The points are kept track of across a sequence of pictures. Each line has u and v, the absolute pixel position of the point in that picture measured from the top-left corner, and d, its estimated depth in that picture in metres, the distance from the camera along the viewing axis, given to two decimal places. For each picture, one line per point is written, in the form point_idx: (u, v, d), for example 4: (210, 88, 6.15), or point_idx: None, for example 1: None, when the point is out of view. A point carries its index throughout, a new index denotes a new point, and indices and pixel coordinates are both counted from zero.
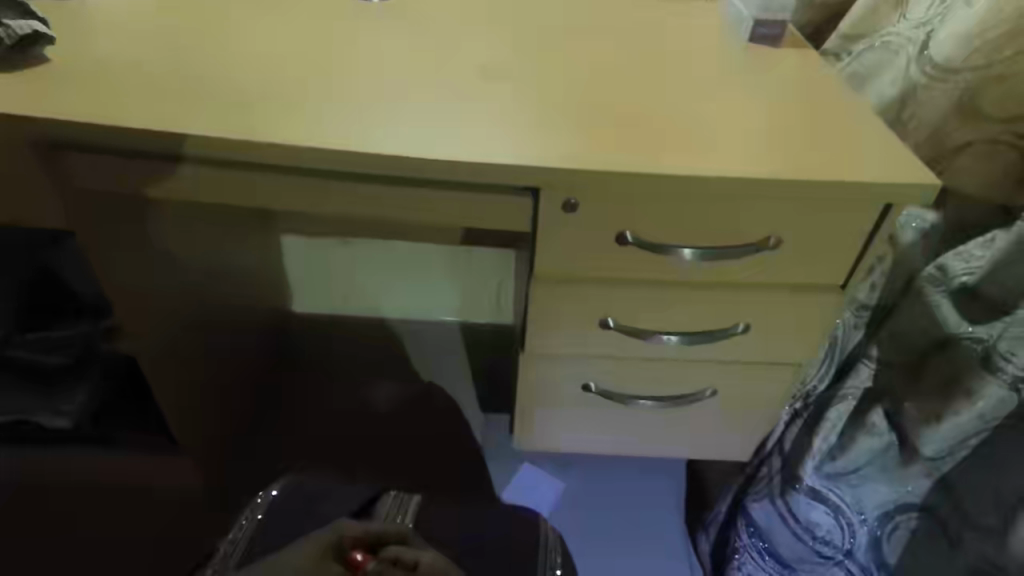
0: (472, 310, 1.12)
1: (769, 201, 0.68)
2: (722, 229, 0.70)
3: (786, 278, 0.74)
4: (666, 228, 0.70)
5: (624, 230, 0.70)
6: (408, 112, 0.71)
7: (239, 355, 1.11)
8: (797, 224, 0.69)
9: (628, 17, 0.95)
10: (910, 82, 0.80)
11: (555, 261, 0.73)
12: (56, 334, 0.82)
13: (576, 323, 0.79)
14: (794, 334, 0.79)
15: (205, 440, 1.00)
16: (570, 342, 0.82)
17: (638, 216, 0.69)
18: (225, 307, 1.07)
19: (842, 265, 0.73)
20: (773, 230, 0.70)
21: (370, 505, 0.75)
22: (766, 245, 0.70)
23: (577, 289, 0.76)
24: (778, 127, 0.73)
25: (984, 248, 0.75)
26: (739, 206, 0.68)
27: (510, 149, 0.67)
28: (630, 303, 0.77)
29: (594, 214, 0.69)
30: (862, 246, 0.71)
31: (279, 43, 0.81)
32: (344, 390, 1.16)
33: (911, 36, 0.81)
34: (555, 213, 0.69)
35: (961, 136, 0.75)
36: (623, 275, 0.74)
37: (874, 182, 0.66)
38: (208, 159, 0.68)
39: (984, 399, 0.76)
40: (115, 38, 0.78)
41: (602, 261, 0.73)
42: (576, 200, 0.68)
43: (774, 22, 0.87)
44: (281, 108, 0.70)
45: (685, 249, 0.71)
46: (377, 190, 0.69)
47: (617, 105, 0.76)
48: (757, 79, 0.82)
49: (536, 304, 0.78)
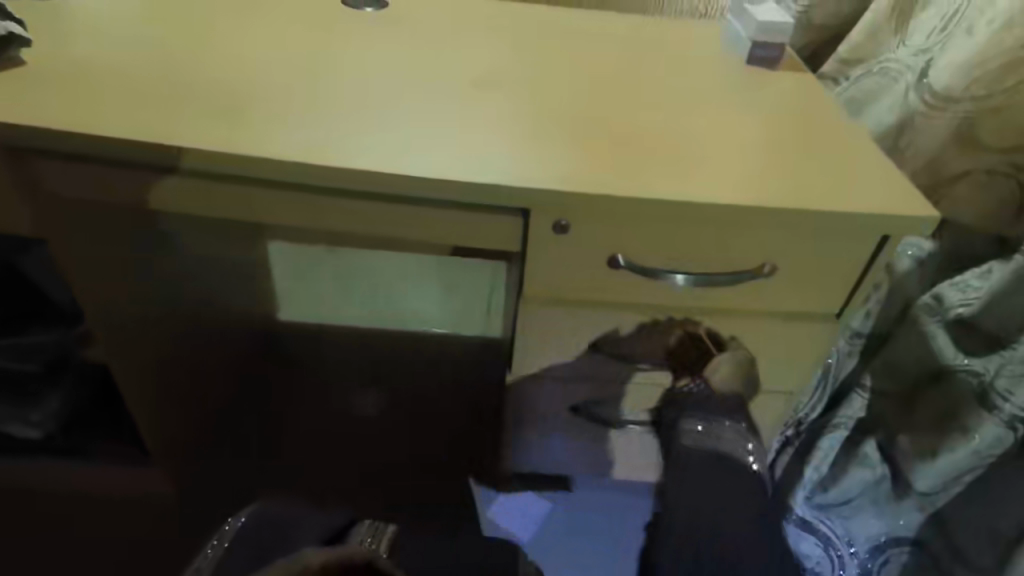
0: (467, 322, 1.04)
1: (765, 227, 0.66)
2: (717, 254, 0.68)
3: (780, 305, 0.72)
4: (659, 250, 0.68)
5: (616, 253, 0.68)
6: (396, 124, 0.69)
7: (217, 341, 1.06)
8: (794, 251, 0.68)
9: (625, 31, 0.93)
10: (909, 108, 0.79)
11: (544, 282, 0.71)
12: (26, 342, 0.89)
13: (565, 346, 0.78)
14: (789, 360, 0.78)
15: (165, 442, 1.00)
16: (562, 366, 0.81)
17: (631, 240, 0.67)
18: (226, 321, 1.05)
19: (837, 293, 0.71)
20: (769, 256, 0.68)
21: (344, 532, 0.64)
22: (762, 271, 0.69)
23: (567, 310, 0.74)
24: (774, 150, 0.72)
25: (982, 278, 0.75)
26: (733, 231, 0.66)
27: (496, 168, 0.64)
28: (620, 325, 0.75)
29: (584, 235, 0.67)
30: (858, 275, 0.69)
31: (265, 49, 0.79)
32: (341, 391, 1.10)
33: (910, 62, 0.79)
34: (545, 234, 0.67)
35: (959, 165, 0.75)
36: (614, 297, 0.72)
37: (873, 211, 0.64)
38: (204, 172, 0.65)
39: (980, 434, 0.76)
40: (98, 41, 0.76)
41: (594, 282, 0.71)
42: (566, 221, 0.66)
43: (773, 44, 0.86)
44: (264, 116, 0.67)
45: (678, 275, 0.69)
46: (363, 205, 0.67)
47: (613, 121, 0.74)
48: (755, 100, 0.80)
49: (524, 325, 0.76)
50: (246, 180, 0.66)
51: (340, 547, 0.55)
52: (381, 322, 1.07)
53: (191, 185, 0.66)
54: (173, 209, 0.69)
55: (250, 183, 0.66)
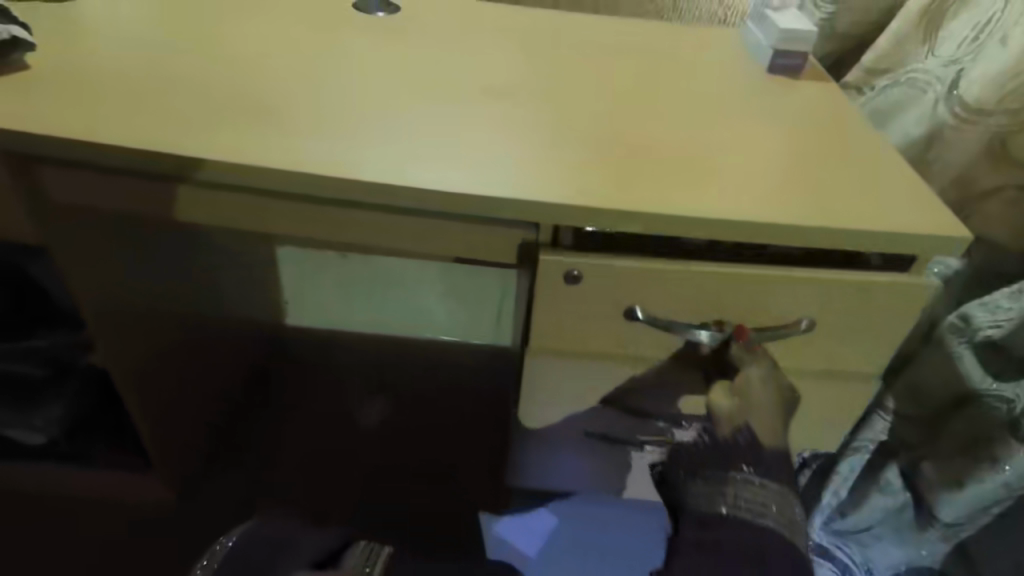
0: (479, 331, 1.12)
1: (793, 275, 0.63)
2: (741, 306, 0.65)
3: (803, 359, 0.71)
4: (679, 302, 0.65)
5: (634, 304, 0.65)
6: (406, 133, 0.67)
7: (226, 339, 1.14)
8: (822, 301, 0.65)
9: (640, 37, 0.91)
10: (937, 121, 0.76)
11: (553, 338, 0.69)
12: (33, 347, 0.87)
13: (578, 396, 0.77)
14: (817, 406, 0.75)
15: (165, 443, 1.01)
16: (573, 413, 0.79)
17: (647, 294, 0.65)
18: (196, 313, 1.05)
19: (866, 337, 0.68)
20: (796, 306, 0.65)
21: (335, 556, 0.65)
22: (793, 327, 0.66)
23: (585, 359, 0.72)
24: (797, 163, 0.69)
25: (1012, 299, 0.70)
26: (759, 278, 0.63)
27: (509, 182, 0.62)
28: (637, 374, 0.74)
29: (596, 279, 0.64)
30: (886, 321, 0.66)
31: (273, 54, 0.77)
32: None
33: (938, 74, 0.76)
34: (552, 280, 0.64)
35: (991, 181, 0.73)
36: (630, 350, 0.71)
37: (905, 231, 0.61)
38: (216, 184, 0.64)
39: (1011, 466, 0.74)
40: (103, 45, 0.74)
41: (609, 333, 0.69)
42: (578, 271, 0.63)
43: (796, 53, 0.83)
44: (270, 124, 0.66)
45: (700, 332, 0.66)
46: (369, 217, 0.65)
47: (630, 132, 0.72)
48: (778, 112, 0.77)
49: (533, 374, 0.74)
50: (253, 192, 0.64)
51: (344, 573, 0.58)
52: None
53: (204, 196, 0.65)
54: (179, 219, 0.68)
55: (256, 194, 0.65)
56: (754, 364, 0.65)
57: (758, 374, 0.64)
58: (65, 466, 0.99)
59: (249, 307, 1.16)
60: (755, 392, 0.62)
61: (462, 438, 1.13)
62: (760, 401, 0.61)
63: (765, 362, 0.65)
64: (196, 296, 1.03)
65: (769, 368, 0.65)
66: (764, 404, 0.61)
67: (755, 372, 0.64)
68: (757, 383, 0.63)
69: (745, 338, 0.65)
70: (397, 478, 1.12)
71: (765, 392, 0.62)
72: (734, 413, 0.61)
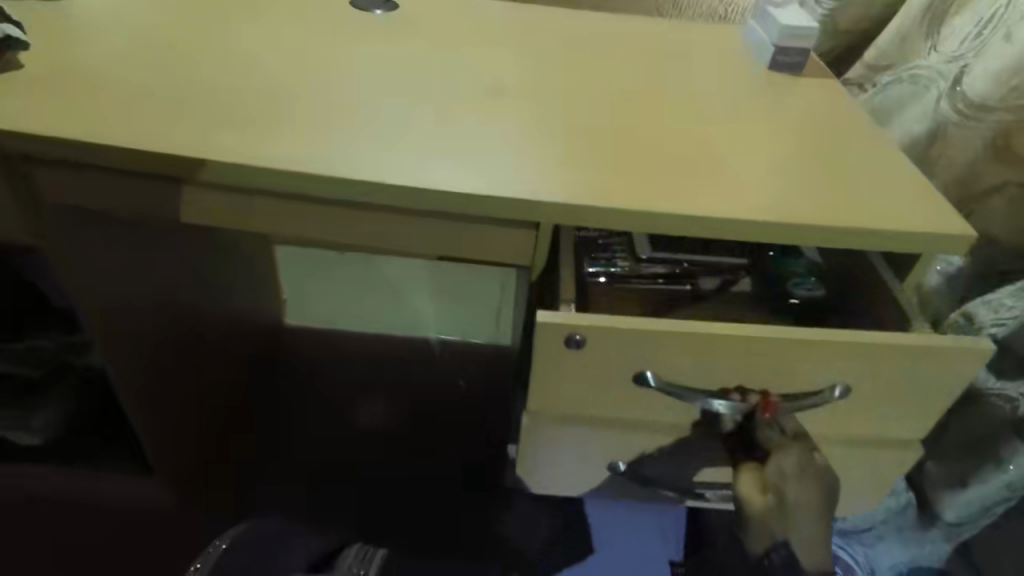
0: (479, 330, 1.30)
1: (811, 335, 0.59)
2: (758, 370, 0.62)
3: (834, 426, 0.67)
4: (692, 367, 0.62)
5: (642, 367, 0.62)
6: (405, 131, 0.66)
7: (234, 332, 1.12)
8: (846, 363, 0.61)
9: (641, 35, 0.90)
10: (940, 118, 0.75)
11: (568, 406, 0.66)
12: (30, 350, 0.90)
13: (583, 463, 0.72)
14: (851, 467, 0.71)
15: (166, 439, 0.98)
16: (582, 480, 0.75)
17: (655, 357, 0.61)
18: (211, 317, 1.05)
19: (902, 395, 0.63)
20: (819, 372, 0.61)
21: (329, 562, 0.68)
22: (823, 395, 0.62)
23: (605, 428, 0.69)
24: (800, 161, 0.69)
25: (1015, 296, 0.71)
26: (766, 337, 0.59)
27: (508, 181, 0.62)
28: (662, 445, 0.70)
29: (598, 342, 0.60)
30: (921, 381, 0.62)
31: (270, 53, 0.76)
32: (350, 400, 1.20)
33: (941, 70, 0.75)
34: (553, 346, 0.60)
35: (995, 177, 0.73)
36: (639, 418, 0.67)
37: (909, 230, 0.61)
38: (213, 184, 0.63)
39: (1015, 465, 0.75)
40: (98, 44, 0.74)
41: (616, 397, 0.65)
42: (581, 334, 0.59)
43: (798, 49, 0.82)
44: (268, 124, 0.65)
45: (717, 402, 0.62)
46: (368, 216, 0.64)
47: (631, 130, 0.71)
48: (780, 109, 0.77)
49: (551, 446, 0.71)
50: (252, 192, 0.64)
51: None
52: (387, 314, 1.30)
53: (201, 196, 0.64)
54: (176, 219, 0.67)
55: (254, 195, 0.64)
56: (789, 451, 0.61)
57: (793, 465, 0.61)
58: (76, 466, 1.05)
59: (251, 305, 1.16)
60: (791, 492, 0.60)
61: (465, 441, 1.15)
62: (800, 507, 0.60)
63: (800, 447, 0.61)
64: (209, 300, 1.04)
65: (806, 456, 0.61)
66: (805, 511, 0.60)
67: (790, 463, 0.61)
68: (792, 478, 0.60)
69: (771, 412, 0.62)
70: (395, 476, 1.10)
71: (802, 486, 0.60)
72: (766, 521, 0.60)
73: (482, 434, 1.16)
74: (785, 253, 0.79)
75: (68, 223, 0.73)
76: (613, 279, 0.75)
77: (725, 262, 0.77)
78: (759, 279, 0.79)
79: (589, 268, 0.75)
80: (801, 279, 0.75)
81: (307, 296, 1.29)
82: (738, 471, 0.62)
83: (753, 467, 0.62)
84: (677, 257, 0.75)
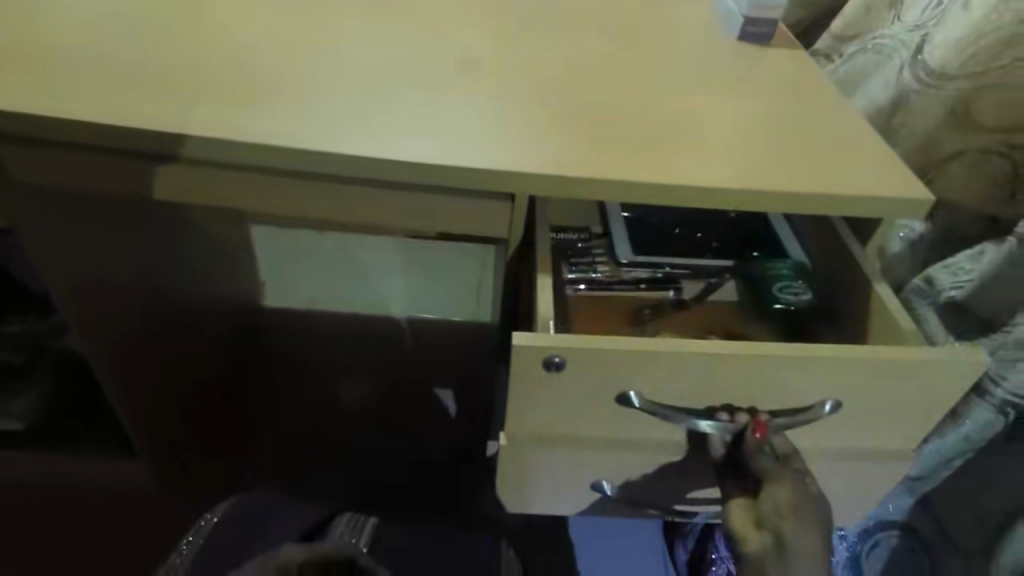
0: (461, 309, 1.31)
1: (785, 349, 0.62)
2: (744, 390, 0.64)
3: (823, 441, 0.69)
4: (684, 391, 0.64)
5: (625, 389, 0.64)
6: (377, 108, 0.66)
7: (212, 312, 1.11)
8: (828, 378, 0.63)
9: (612, 7, 0.91)
10: (902, 87, 0.78)
11: (549, 426, 0.67)
12: (15, 334, 0.98)
13: (567, 481, 0.73)
14: (836, 473, 0.73)
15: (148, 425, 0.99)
16: (569, 501, 0.76)
17: (637, 375, 0.62)
18: (189, 300, 1.04)
19: (879, 399, 0.65)
20: (805, 390, 0.64)
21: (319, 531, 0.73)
22: (814, 411, 0.65)
23: (591, 447, 0.69)
24: (768, 128, 0.71)
25: (974, 260, 0.75)
26: (747, 350, 0.61)
27: (481, 155, 0.62)
28: (649, 469, 0.72)
29: (575, 361, 0.61)
30: (893, 394, 0.64)
31: (240, 26, 0.75)
32: (334, 375, 1.22)
33: (904, 39, 0.79)
34: (530, 364, 0.61)
35: (955, 145, 0.75)
36: (625, 437, 0.69)
37: (874, 196, 0.63)
38: (183, 159, 0.63)
39: (970, 419, 0.77)
40: (61, 18, 0.72)
41: (597, 416, 0.66)
42: (559, 356, 0.60)
43: (766, 20, 0.83)
44: (238, 98, 0.64)
45: (703, 423, 0.64)
46: (345, 197, 0.65)
47: (605, 101, 0.72)
48: (748, 82, 0.78)
49: (532, 466, 0.71)
50: (224, 167, 0.64)
51: (318, 546, 0.64)
52: (360, 295, 1.30)
53: (172, 173, 0.64)
54: (146, 196, 0.66)
55: (227, 171, 0.64)
56: (781, 484, 0.60)
57: (787, 498, 0.59)
58: (56, 451, 1.09)
59: (230, 284, 1.15)
60: (787, 530, 0.57)
61: (448, 418, 1.16)
62: (799, 549, 0.56)
63: (792, 479, 0.60)
64: (188, 282, 1.03)
65: (799, 488, 0.59)
66: (806, 554, 0.56)
67: (783, 496, 0.59)
68: (788, 514, 0.58)
69: (762, 432, 0.63)
70: (379, 450, 1.12)
71: (798, 523, 0.57)
72: (762, 562, 0.57)
73: (468, 411, 1.17)
74: (770, 257, 0.82)
75: (35, 197, 0.72)
76: (593, 286, 0.79)
77: (712, 266, 0.81)
78: (742, 278, 0.81)
79: (568, 275, 0.79)
80: (785, 284, 0.78)
81: (284, 277, 1.28)
82: (727, 501, 0.63)
83: (742, 497, 0.63)
84: (658, 262, 0.80)
